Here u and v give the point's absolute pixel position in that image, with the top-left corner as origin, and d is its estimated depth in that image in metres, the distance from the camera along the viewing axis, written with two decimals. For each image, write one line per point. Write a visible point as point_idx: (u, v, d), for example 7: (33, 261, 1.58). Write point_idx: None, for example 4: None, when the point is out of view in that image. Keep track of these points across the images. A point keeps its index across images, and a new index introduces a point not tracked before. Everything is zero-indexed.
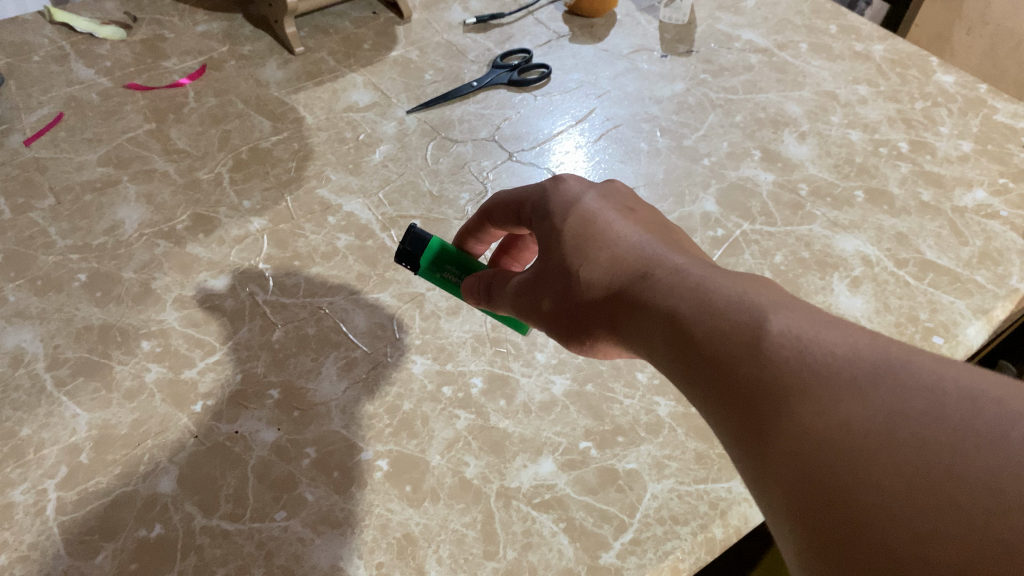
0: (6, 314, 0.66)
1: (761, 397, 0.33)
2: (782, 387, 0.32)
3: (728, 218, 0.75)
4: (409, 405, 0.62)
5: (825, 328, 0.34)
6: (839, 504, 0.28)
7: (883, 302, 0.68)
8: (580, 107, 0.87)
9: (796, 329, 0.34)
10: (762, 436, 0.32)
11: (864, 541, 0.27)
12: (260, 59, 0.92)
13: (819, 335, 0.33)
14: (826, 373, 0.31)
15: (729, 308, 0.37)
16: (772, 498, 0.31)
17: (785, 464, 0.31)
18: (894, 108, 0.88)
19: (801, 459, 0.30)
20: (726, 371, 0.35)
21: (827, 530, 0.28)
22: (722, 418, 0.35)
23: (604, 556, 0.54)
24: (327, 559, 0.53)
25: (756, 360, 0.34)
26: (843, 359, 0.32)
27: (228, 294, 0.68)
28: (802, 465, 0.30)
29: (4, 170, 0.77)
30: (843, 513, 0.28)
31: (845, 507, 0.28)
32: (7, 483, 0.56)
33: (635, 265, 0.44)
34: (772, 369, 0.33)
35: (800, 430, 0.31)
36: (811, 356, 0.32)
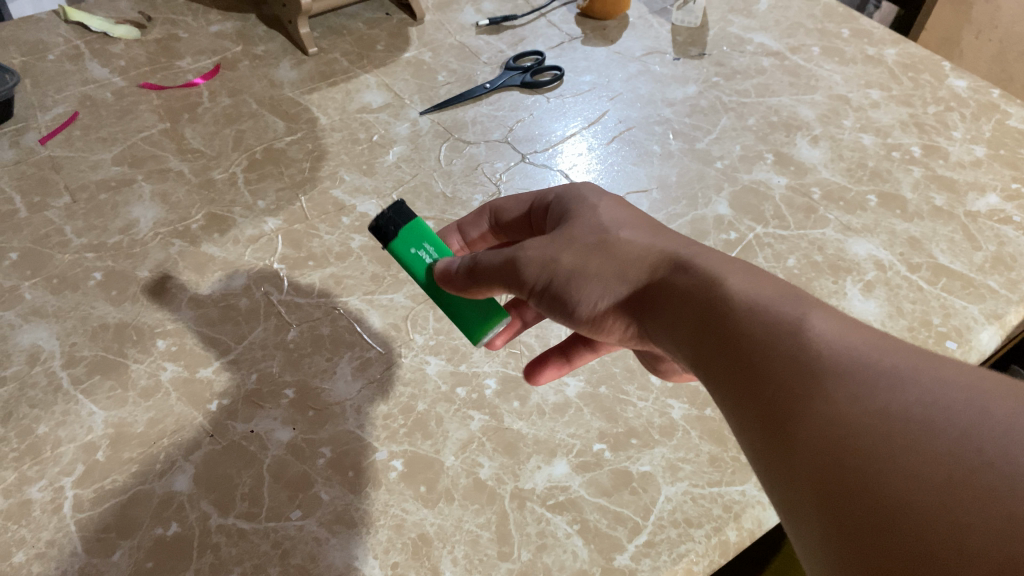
0: (22, 312, 0.66)
1: (793, 383, 0.35)
2: (815, 376, 0.34)
3: (741, 222, 0.75)
4: (423, 406, 0.62)
5: (860, 335, 0.36)
6: (867, 483, 0.30)
7: (896, 306, 0.68)
8: (592, 110, 0.87)
9: (833, 332, 0.36)
10: (790, 416, 0.34)
11: (890, 516, 0.28)
12: (274, 59, 0.92)
13: (855, 340, 0.36)
14: (865, 368, 0.34)
15: (766, 307, 0.39)
16: (792, 469, 0.33)
17: (811, 440, 0.32)
18: (906, 112, 0.88)
19: (828, 435, 0.32)
20: (759, 359, 0.37)
21: (845, 497, 0.30)
22: (750, 400, 0.37)
23: (618, 558, 0.54)
24: (343, 559, 0.53)
25: (795, 352, 0.36)
26: (882, 360, 0.34)
27: (243, 294, 0.68)
28: (828, 441, 0.32)
29: (20, 168, 0.77)
30: (862, 483, 0.30)
31: (865, 479, 0.30)
32: (25, 481, 0.56)
33: (665, 263, 0.46)
34: (807, 361, 0.35)
35: (830, 411, 0.33)
36: (846, 354, 0.35)
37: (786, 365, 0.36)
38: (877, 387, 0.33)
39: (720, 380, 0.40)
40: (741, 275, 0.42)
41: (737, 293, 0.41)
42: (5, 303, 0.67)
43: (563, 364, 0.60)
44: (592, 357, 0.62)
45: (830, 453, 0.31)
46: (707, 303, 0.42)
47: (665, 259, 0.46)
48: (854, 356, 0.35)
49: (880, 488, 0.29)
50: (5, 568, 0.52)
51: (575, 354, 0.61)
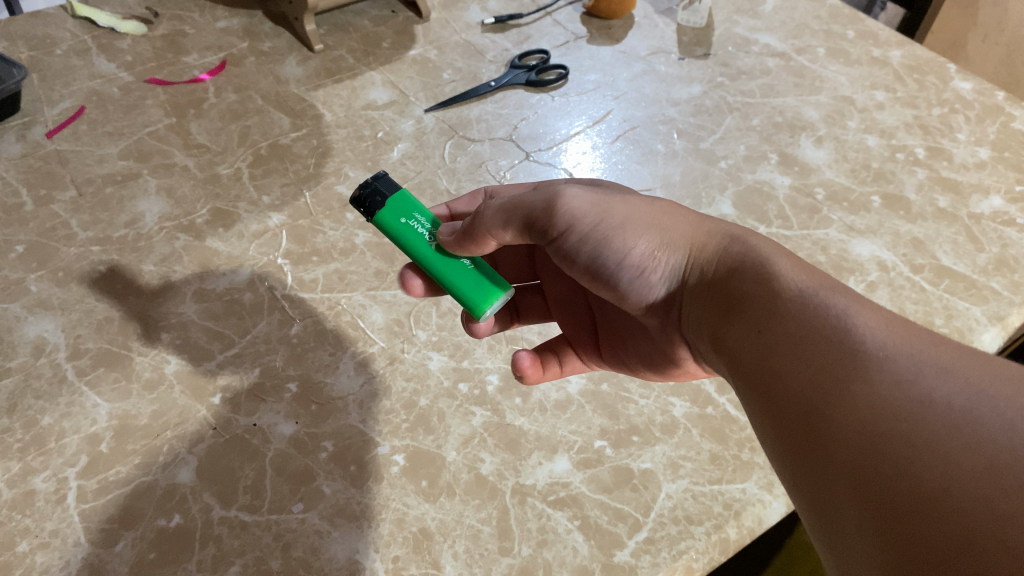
0: (28, 304, 0.66)
1: (833, 362, 0.38)
2: (854, 359, 0.37)
3: (744, 221, 0.76)
4: (425, 401, 0.62)
5: (894, 325, 0.39)
6: (906, 464, 0.32)
7: (898, 306, 0.69)
8: (596, 109, 0.87)
9: (871, 322, 0.39)
10: (827, 391, 0.37)
11: (930, 498, 0.31)
12: (280, 56, 0.92)
13: (891, 329, 0.38)
14: (902, 357, 0.36)
15: (807, 294, 0.42)
16: (828, 443, 0.36)
17: (849, 416, 0.35)
18: (911, 114, 0.88)
19: (867, 415, 0.35)
20: (798, 339, 0.40)
21: (881, 473, 0.33)
22: (786, 374, 0.40)
23: (618, 554, 0.54)
24: (344, 552, 0.54)
25: (834, 334, 0.39)
26: (917, 350, 0.37)
27: (247, 288, 0.69)
28: (867, 420, 0.35)
29: (27, 161, 0.78)
30: (897, 461, 0.33)
31: (899, 456, 0.33)
32: (29, 471, 0.56)
33: (703, 250, 0.49)
34: (847, 346, 0.38)
35: (869, 392, 0.35)
36: (883, 342, 0.37)
37: (825, 346, 0.39)
38: (917, 375, 0.35)
39: (753, 358, 0.42)
40: (779, 264, 0.45)
41: (777, 282, 0.43)
42: (11, 294, 0.67)
43: (532, 367, 0.59)
44: (557, 371, 0.62)
45: (871, 434, 0.34)
46: (749, 294, 0.44)
47: (705, 246, 0.49)
48: (894, 344, 0.37)
49: (922, 471, 0.32)
50: (9, 558, 0.52)
51: (541, 365, 0.60)
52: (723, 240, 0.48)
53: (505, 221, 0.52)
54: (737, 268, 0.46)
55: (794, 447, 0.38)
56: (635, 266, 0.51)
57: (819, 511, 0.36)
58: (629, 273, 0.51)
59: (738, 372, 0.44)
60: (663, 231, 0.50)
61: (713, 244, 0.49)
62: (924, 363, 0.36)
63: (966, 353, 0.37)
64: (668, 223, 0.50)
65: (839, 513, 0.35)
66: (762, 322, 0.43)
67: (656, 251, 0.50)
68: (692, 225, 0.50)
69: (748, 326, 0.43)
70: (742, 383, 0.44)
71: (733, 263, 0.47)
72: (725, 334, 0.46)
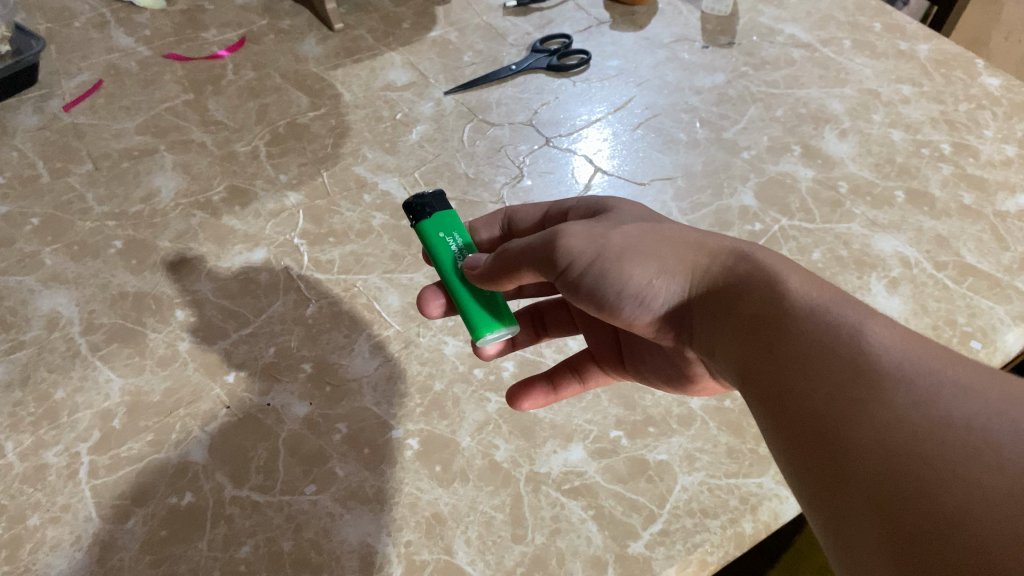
0: (42, 277, 0.66)
1: (847, 382, 0.36)
2: (868, 380, 0.35)
3: (766, 213, 0.75)
4: (440, 386, 0.62)
5: (911, 343, 0.37)
6: (927, 487, 0.31)
7: (920, 304, 0.68)
8: (618, 95, 0.86)
9: (888, 339, 0.37)
10: (841, 413, 0.35)
11: (952, 523, 0.29)
12: (299, 34, 0.91)
13: (909, 348, 0.36)
14: (920, 377, 0.35)
15: (823, 310, 0.40)
16: (843, 468, 0.34)
17: (866, 439, 0.33)
18: (937, 108, 0.86)
19: (883, 437, 0.33)
20: (810, 358, 0.38)
21: (901, 498, 0.31)
22: (798, 396, 0.38)
23: (632, 545, 0.54)
24: (356, 535, 0.53)
25: (849, 353, 0.37)
26: (937, 369, 0.35)
27: (263, 267, 0.68)
28: (884, 443, 0.33)
29: (43, 134, 0.77)
30: (917, 483, 0.31)
31: (919, 480, 0.31)
32: (41, 444, 0.56)
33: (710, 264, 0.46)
34: (861, 365, 0.36)
35: (886, 413, 0.34)
36: (902, 363, 0.36)
37: (839, 365, 0.37)
38: (935, 396, 0.34)
39: (764, 375, 0.40)
40: (789, 275, 0.43)
41: (787, 297, 0.41)
42: (26, 267, 0.67)
43: (547, 393, 0.57)
44: (577, 389, 0.59)
45: (887, 457, 0.32)
46: (762, 305, 0.42)
47: (715, 258, 0.46)
48: (909, 363, 0.35)
49: (943, 494, 0.30)
50: (20, 531, 0.52)
51: (560, 384, 0.58)
52: (732, 254, 0.46)
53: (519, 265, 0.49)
54: (746, 284, 0.44)
55: (807, 469, 0.36)
56: (636, 294, 0.48)
57: (834, 535, 0.34)
58: (630, 300, 0.48)
59: (748, 391, 0.42)
60: (661, 257, 0.47)
61: (722, 256, 0.46)
62: (942, 382, 0.34)
63: (985, 372, 0.35)
64: (666, 244, 0.47)
65: (853, 536, 0.33)
66: (773, 340, 0.41)
67: (663, 273, 0.47)
68: (700, 240, 0.47)
69: (758, 344, 0.42)
70: (752, 402, 0.42)
71: (741, 276, 0.44)
72: (736, 349, 0.43)
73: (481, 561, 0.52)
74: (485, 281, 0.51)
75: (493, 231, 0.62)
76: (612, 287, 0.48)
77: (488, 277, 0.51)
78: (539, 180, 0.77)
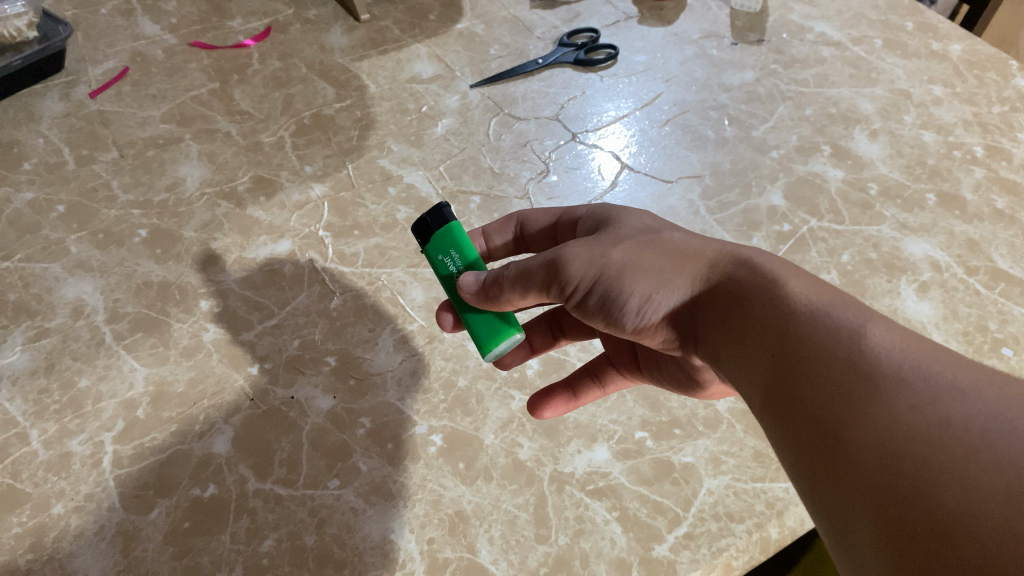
0: (68, 265, 0.66)
1: (847, 387, 0.35)
2: (868, 384, 0.35)
3: (795, 214, 0.74)
4: (464, 382, 0.61)
5: (913, 345, 0.36)
6: (924, 489, 0.30)
7: (951, 309, 0.67)
8: (646, 91, 0.85)
9: (890, 343, 0.37)
10: (842, 418, 0.35)
11: (945, 523, 0.28)
12: (325, 24, 0.91)
13: (910, 351, 0.36)
14: (920, 380, 0.34)
15: (824, 315, 0.39)
16: (844, 473, 0.33)
17: (865, 443, 0.33)
18: (970, 110, 0.85)
19: (882, 441, 0.32)
20: (811, 363, 0.38)
21: (898, 501, 0.30)
22: (800, 401, 0.37)
23: (657, 548, 0.53)
24: (379, 531, 0.53)
25: (849, 358, 0.36)
26: (937, 371, 0.34)
27: (287, 259, 0.68)
28: (882, 446, 0.32)
29: (69, 121, 0.77)
30: (914, 485, 0.30)
31: (916, 482, 0.30)
32: (65, 433, 0.56)
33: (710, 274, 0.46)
34: (861, 369, 0.36)
35: (885, 417, 0.33)
36: (902, 366, 0.35)
37: (838, 370, 0.36)
38: (933, 398, 0.33)
39: (767, 382, 0.40)
40: (791, 281, 0.43)
41: (789, 302, 0.41)
42: (51, 254, 0.66)
43: (569, 400, 0.56)
44: (597, 393, 0.58)
45: (886, 460, 0.32)
46: (765, 309, 0.42)
47: (717, 264, 0.46)
48: (909, 366, 0.35)
49: (940, 495, 0.29)
50: (43, 520, 0.52)
51: (582, 391, 0.57)
52: (732, 262, 0.46)
53: (524, 290, 0.48)
54: (746, 293, 0.43)
55: (809, 473, 0.36)
56: (638, 306, 0.48)
57: (838, 541, 0.34)
58: (633, 310, 0.48)
59: (752, 395, 0.42)
60: (663, 270, 0.47)
61: (722, 265, 0.46)
62: (941, 384, 0.33)
63: (988, 373, 0.34)
64: (667, 255, 0.47)
65: (855, 539, 0.32)
66: (774, 345, 0.40)
67: (663, 286, 0.47)
68: (701, 249, 0.47)
69: (760, 350, 0.41)
70: (757, 407, 0.41)
71: (743, 283, 0.44)
72: (739, 354, 0.43)
73: (504, 560, 0.52)
74: (480, 301, 0.50)
75: (507, 236, 0.60)
76: (616, 300, 0.48)
77: (483, 298, 0.50)
78: (565, 175, 0.76)
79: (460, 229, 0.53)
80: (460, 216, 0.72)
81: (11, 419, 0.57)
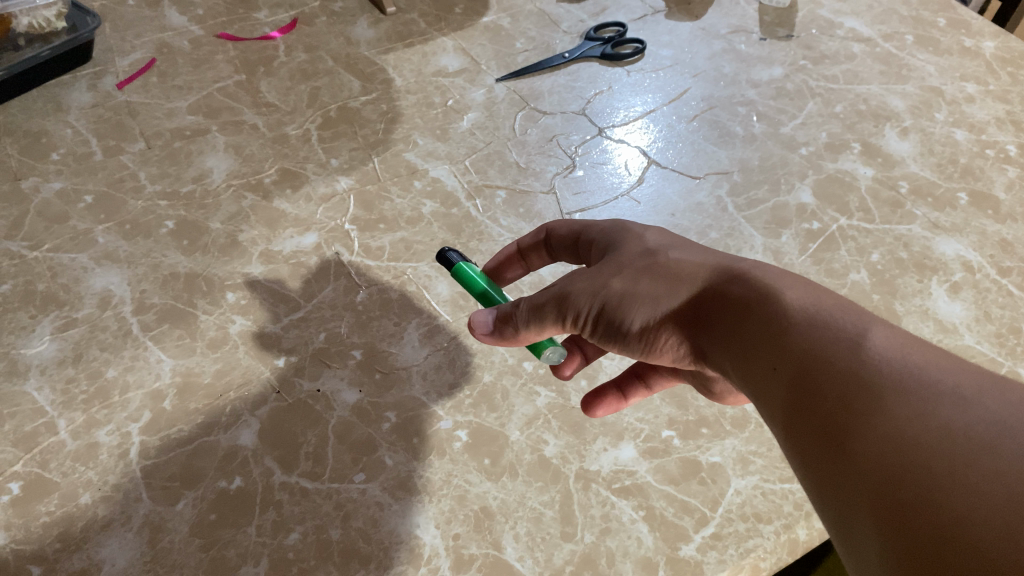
0: (95, 255, 0.66)
1: (848, 400, 0.34)
2: (868, 396, 0.34)
3: (824, 212, 0.73)
4: (489, 378, 0.61)
5: (916, 352, 0.35)
6: (926, 501, 0.29)
7: (983, 310, 0.66)
8: (673, 86, 0.85)
9: (892, 350, 0.35)
10: (844, 432, 0.34)
11: (950, 535, 0.27)
12: (351, 17, 0.91)
13: (912, 358, 0.35)
14: (921, 387, 0.33)
15: (825, 324, 0.39)
16: (847, 487, 0.32)
17: (867, 457, 0.32)
18: (1003, 108, 0.84)
19: (883, 452, 0.31)
20: (812, 375, 0.37)
21: (902, 514, 0.29)
22: (804, 417, 0.36)
23: (684, 548, 0.52)
24: (404, 526, 0.53)
25: (849, 368, 0.36)
26: (937, 377, 0.33)
27: (313, 252, 0.68)
28: (883, 458, 0.31)
29: (97, 112, 0.77)
30: (917, 497, 0.29)
31: (918, 493, 0.29)
32: (93, 423, 0.56)
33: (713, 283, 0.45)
34: (861, 380, 0.35)
35: (885, 428, 0.32)
36: (903, 374, 0.34)
37: (837, 383, 0.35)
38: (934, 405, 0.32)
39: (772, 397, 0.39)
40: (792, 290, 0.42)
41: (789, 312, 0.40)
42: (79, 245, 0.67)
43: (620, 399, 0.56)
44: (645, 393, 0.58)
45: (888, 472, 0.31)
46: (766, 320, 0.41)
47: (719, 274, 0.45)
48: (911, 375, 0.34)
49: (943, 504, 0.28)
50: (71, 509, 0.52)
51: (632, 391, 0.56)
52: (735, 272, 0.45)
53: (537, 327, 0.48)
54: (747, 305, 0.43)
55: (818, 491, 0.35)
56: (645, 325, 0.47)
57: (850, 561, 0.33)
58: (640, 329, 0.48)
59: (760, 409, 0.41)
60: (666, 289, 0.46)
61: (722, 275, 0.45)
62: (943, 391, 0.32)
63: (994, 376, 0.33)
64: (671, 273, 0.47)
65: (865, 557, 0.31)
66: (776, 360, 0.39)
67: (666, 304, 0.46)
68: (703, 263, 0.47)
69: (764, 364, 0.40)
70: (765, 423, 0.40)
71: (745, 294, 0.43)
72: (744, 366, 0.42)
73: (530, 557, 0.52)
74: (497, 339, 0.51)
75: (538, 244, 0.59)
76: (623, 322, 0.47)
77: (498, 337, 0.51)
78: (591, 171, 0.76)
79: (463, 268, 0.56)
80: (486, 210, 0.72)
81: (39, 408, 0.57)
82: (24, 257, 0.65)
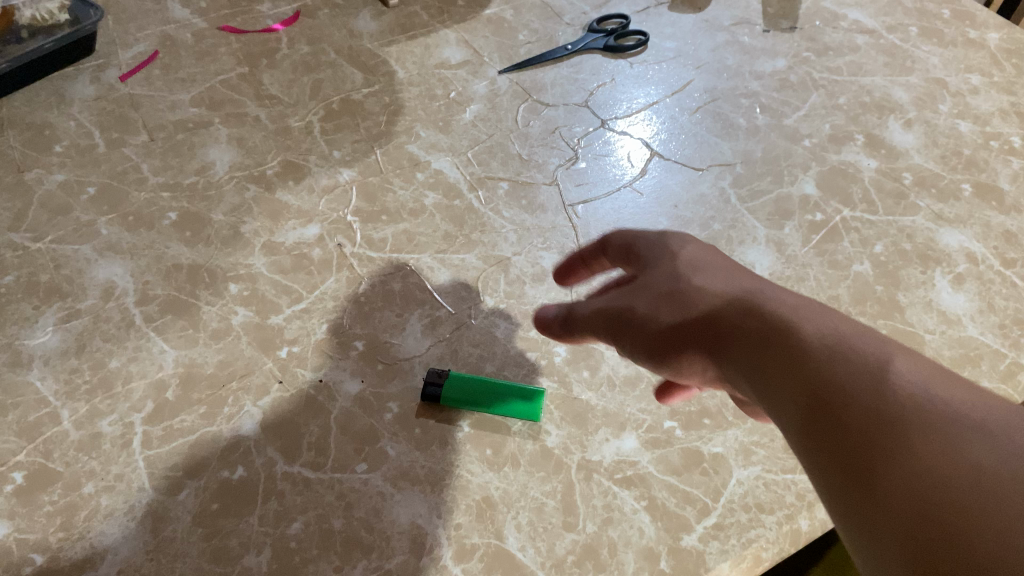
0: (98, 247, 0.66)
1: (869, 435, 0.31)
2: (890, 431, 0.31)
3: (827, 203, 0.73)
4: (491, 369, 0.61)
5: (946, 384, 0.32)
6: (959, 555, 0.26)
7: (987, 301, 0.66)
8: (676, 78, 0.84)
9: (920, 377, 0.32)
10: (865, 472, 0.31)
11: None
12: (354, 9, 0.90)
13: (943, 391, 0.31)
14: (948, 422, 0.30)
15: (845, 349, 0.35)
16: (872, 530, 0.29)
17: (891, 500, 0.29)
18: (1007, 100, 0.84)
19: (908, 496, 0.28)
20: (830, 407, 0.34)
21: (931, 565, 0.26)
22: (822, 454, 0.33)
23: (685, 538, 0.52)
24: (407, 515, 0.53)
25: (871, 398, 0.32)
26: (968, 410, 0.30)
27: (316, 244, 0.68)
28: (909, 503, 0.28)
29: (100, 104, 0.77)
30: (948, 547, 0.26)
31: (951, 543, 0.26)
32: (96, 413, 0.56)
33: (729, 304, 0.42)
34: (882, 412, 0.31)
35: (909, 469, 0.29)
36: (930, 406, 0.31)
37: (860, 402, 0.32)
38: (963, 443, 0.29)
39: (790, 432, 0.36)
40: (812, 313, 0.38)
41: (806, 336, 0.37)
42: (82, 236, 0.67)
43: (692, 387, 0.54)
44: None
45: (915, 519, 0.28)
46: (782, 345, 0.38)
47: (737, 298, 0.42)
48: (939, 408, 0.30)
49: (977, 556, 0.25)
50: (74, 499, 0.52)
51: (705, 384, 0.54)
52: (756, 296, 0.41)
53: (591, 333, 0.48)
54: (763, 327, 0.39)
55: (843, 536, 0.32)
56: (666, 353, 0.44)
57: None
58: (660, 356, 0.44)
59: None
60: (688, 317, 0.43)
61: (741, 299, 0.42)
62: (972, 426, 0.29)
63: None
64: (691, 301, 0.44)
65: None
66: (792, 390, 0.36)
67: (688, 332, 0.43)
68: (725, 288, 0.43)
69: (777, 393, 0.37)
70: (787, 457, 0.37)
71: (762, 316, 0.40)
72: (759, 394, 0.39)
73: (532, 547, 0.52)
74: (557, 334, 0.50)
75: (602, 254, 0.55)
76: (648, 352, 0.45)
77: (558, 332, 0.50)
78: (594, 162, 0.76)
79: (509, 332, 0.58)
80: (488, 202, 0.72)
81: (43, 399, 0.57)
82: (27, 248, 0.65)
